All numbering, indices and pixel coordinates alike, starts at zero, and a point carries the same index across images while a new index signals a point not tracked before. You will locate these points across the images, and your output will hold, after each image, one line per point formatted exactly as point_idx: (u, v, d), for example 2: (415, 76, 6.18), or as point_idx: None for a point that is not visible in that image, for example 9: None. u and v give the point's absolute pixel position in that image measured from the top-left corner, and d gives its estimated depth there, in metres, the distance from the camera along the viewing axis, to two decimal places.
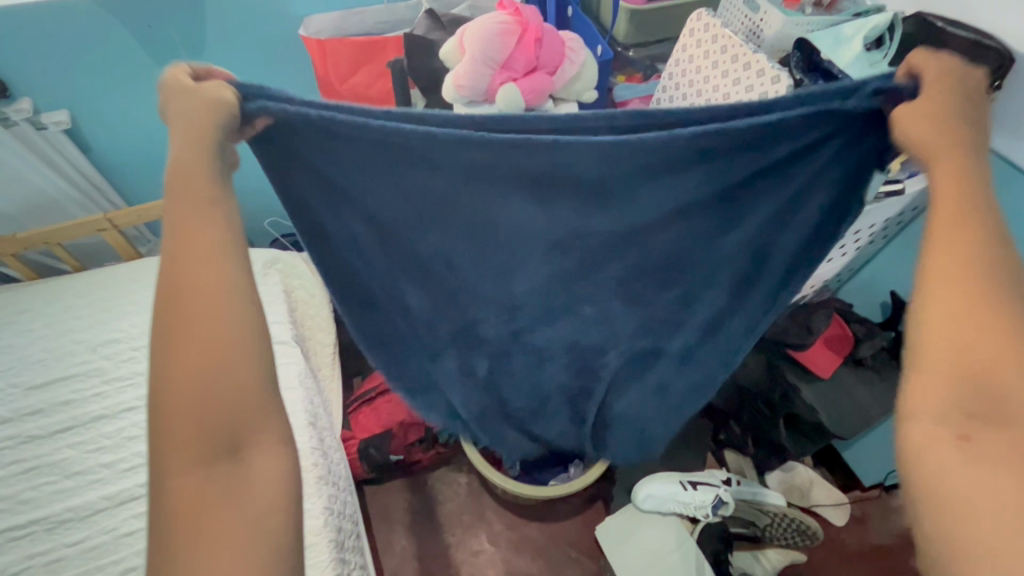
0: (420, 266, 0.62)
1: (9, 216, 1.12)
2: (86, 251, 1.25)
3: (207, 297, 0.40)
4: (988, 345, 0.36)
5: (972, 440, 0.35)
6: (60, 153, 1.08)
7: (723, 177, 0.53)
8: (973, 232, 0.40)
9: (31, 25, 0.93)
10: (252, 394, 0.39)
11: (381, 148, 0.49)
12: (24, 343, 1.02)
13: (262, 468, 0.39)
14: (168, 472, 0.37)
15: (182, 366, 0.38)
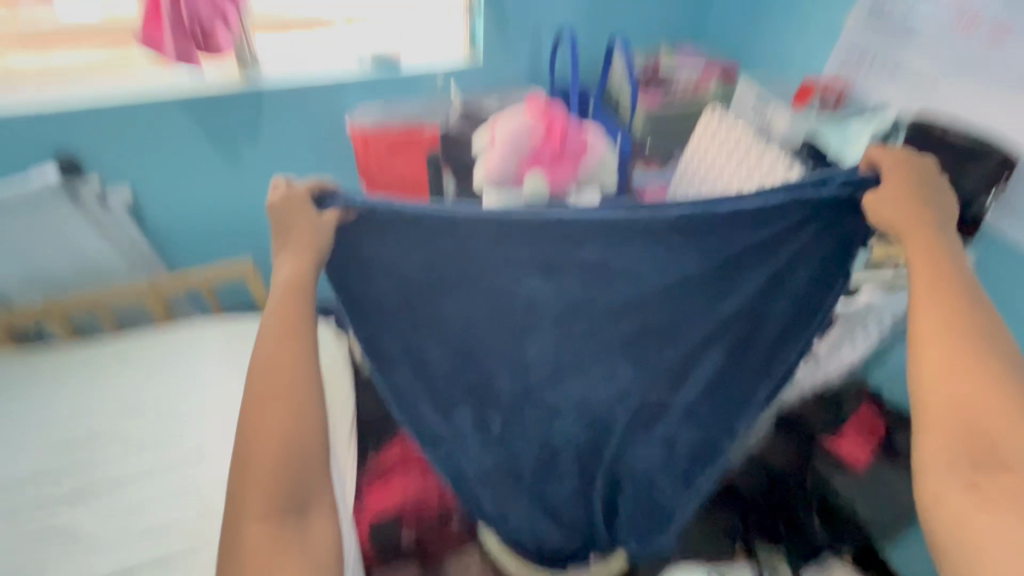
0: (435, 325, 0.68)
1: (61, 281, 1.20)
2: (125, 316, 1.31)
3: (291, 385, 0.52)
4: (977, 400, 0.48)
5: (979, 485, 0.46)
6: (118, 225, 1.17)
7: (715, 255, 0.62)
8: (953, 306, 0.51)
9: (112, 114, 1.05)
10: (317, 466, 0.52)
11: (436, 228, 0.60)
12: (56, 403, 1.05)
13: (318, 526, 0.51)
14: (247, 519, 0.48)
15: (266, 436, 0.50)
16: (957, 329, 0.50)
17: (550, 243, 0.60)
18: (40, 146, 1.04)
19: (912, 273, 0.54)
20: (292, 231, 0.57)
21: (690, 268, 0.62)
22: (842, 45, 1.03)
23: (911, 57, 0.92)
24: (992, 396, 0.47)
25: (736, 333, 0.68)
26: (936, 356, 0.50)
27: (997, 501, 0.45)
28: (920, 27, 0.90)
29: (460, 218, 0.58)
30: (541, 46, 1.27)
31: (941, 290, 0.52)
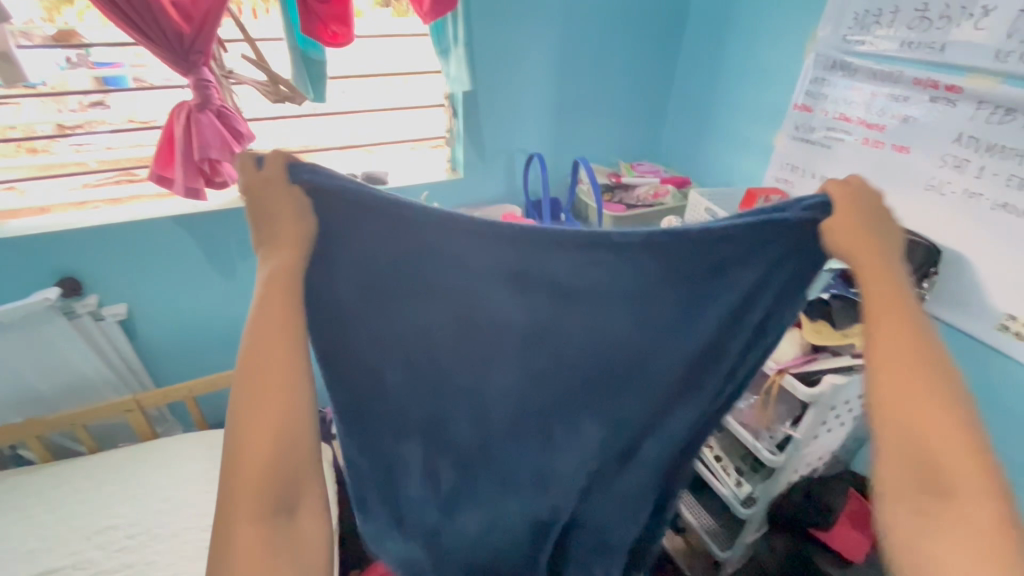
0: (389, 339, 0.56)
1: (45, 398, 1.20)
2: (105, 432, 1.29)
3: (282, 361, 0.45)
4: (941, 432, 0.44)
5: (929, 514, 0.44)
6: (109, 341, 1.20)
7: (676, 276, 0.54)
8: (908, 336, 0.48)
9: (117, 238, 1.12)
10: (310, 466, 0.45)
11: (364, 214, 0.49)
12: (21, 530, 1.00)
13: (309, 531, 0.44)
14: (235, 519, 0.41)
15: (256, 425, 0.43)
16: (912, 358, 0.47)
17: (514, 253, 0.52)
18: (45, 268, 1.10)
19: (869, 298, 0.50)
20: (277, 230, 0.48)
21: (654, 279, 0.54)
22: (776, 162, 1.18)
23: (834, 169, 1.06)
24: (934, 422, 0.45)
25: (692, 354, 0.59)
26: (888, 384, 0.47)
27: (946, 524, 0.43)
28: (835, 146, 1.04)
29: (407, 236, 0.51)
30: (515, 165, 1.42)
31: (894, 318, 0.49)
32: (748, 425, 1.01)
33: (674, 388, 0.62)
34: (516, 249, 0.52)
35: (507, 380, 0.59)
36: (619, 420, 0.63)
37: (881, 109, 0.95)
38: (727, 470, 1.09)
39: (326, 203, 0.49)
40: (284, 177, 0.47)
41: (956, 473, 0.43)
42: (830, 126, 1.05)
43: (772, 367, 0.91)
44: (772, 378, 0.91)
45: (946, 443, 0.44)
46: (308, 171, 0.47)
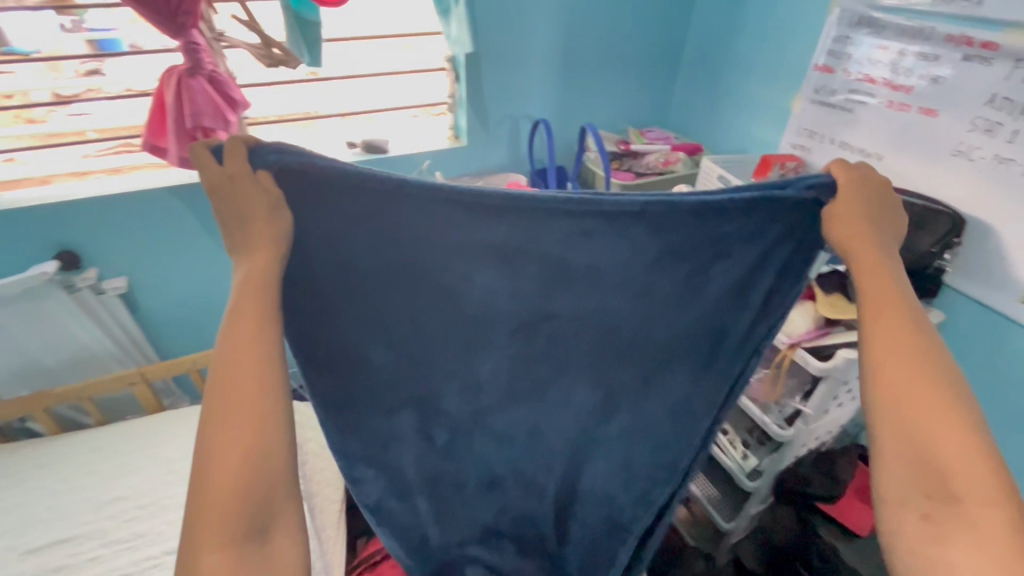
0: (388, 330, 0.55)
1: (51, 371, 1.20)
2: (112, 405, 1.29)
3: (250, 375, 0.43)
4: (943, 431, 0.42)
5: (933, 519, 0.41)
6: (111, 314, 1.19)
7: (675, 256, 0.52)
8: (905, 328, 0.46)
9: (112, 209, 1.09)
10: (283, 486, 0.42)
11: (369, 202, 0.48)
12: (32, 500, 1.01)
13: (282, 554, 0.42)
14: (201, 548, 0.38)
15: (224, 445, 0.41)
16: (911, 353, 0.45)
17: (501, 233, 0.51)
18: (41, 242, 1.08)
19: (863, 289, 0.48)
20: (242, 221, 0.46)
21: (649, 264, 0.52)
22: (793, 128, 1.13)
23: (855, 135, 1.00)
24: (939, 420, 0.42)
25: (695, 340, 0.57)
26: (888, 379, 0.45)
27: (956, 531, 0.40)
28: (856, 109, 0.99)
29: (411, 231, 0.50)
30: (520, 133, 1.37)
31: (892, 312, 0.46)
32: (755, 400, 0.99)
33: (674, 375, 0.59)
34: (504, 227, 0.50)
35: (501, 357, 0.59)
36: (627, 400, 0.61)
37: (909, 69, 0.90)
38: (733, 444, 1.09)
39: (298, 192, 0.48)
40: (247, 160, 0.46)
41: (965, 477, 0.40)
42: (853, 88, 0.99)
43: (783, 341, 0.89)
44: (783, 352, 0.89)
45: (951, 444, 0.41)
46: (273, 152, 0.46)
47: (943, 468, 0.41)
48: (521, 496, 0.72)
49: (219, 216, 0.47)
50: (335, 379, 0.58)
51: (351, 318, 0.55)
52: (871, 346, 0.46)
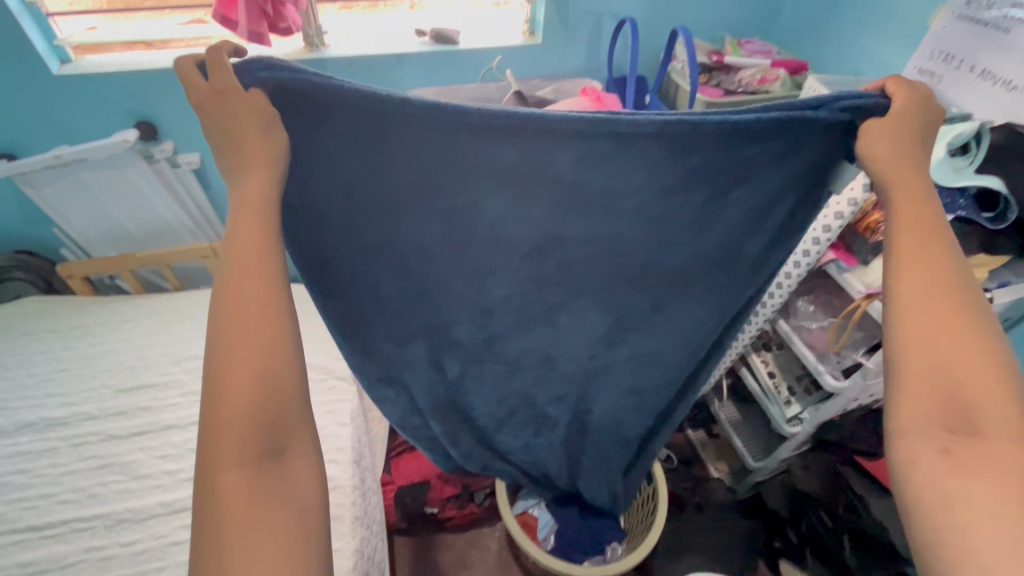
0: (393, 258, 0.53)
1: (134, 237, 1.29)
2: (187, 274, 1.39)
3: (253, 289, 0.41)
4: (971, 361, 0.39)
5: (952, 452, 0.39)
6: (185, 187, 1.24)
7: (699, 187, 0.49)
8: (936, 257, 0.43)
9: (185, 83, 1.10)
10: (297, 403, 0.41)
11: (361, 118, 0.44)
12: (122, 349, 1.14)
13: (299, 473, 0.41)
14: (218, 468, 0.37)
15: (234, 362, 0.39)
16: (942, 282, 0.42)
17: (512, 156, 0.46)
18: (122, 110, 1.11)
19: (898, 214, 0.44)
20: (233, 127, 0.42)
21: (666, 196, 0.49)
22: (925, 48, 0.97)
23: (1002, 62, 0.84)
24: (966, 352, 0.40)
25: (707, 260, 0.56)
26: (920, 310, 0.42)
27: (977, 465, 0.38)
28: (1013, 29, 0.82)
29: (414, 153, 0.45)
30: (602, 34, 1.24)
31: (928, 241, 0.43)
32: (813, 347, 0.96)
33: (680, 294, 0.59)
34: (516, 152, 0.45)
35: (514, 276, 0.56)
36: (634, 326, 0.62)
37: None
38: (778, 388, 1.06)
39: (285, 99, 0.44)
40: (233, 74, 0.41)
41: (989, 408, 0.38)
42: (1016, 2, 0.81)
43: (859, 291, 0.83)
44: (857, 302, 0.83)
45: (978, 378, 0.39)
46: (263, 69, 0.42)
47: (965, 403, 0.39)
48: (556, 407, 0.74)
49: (210, 134, 0.42)
50: (345, 305, 0.58)
51: (345, 232, 0.52)
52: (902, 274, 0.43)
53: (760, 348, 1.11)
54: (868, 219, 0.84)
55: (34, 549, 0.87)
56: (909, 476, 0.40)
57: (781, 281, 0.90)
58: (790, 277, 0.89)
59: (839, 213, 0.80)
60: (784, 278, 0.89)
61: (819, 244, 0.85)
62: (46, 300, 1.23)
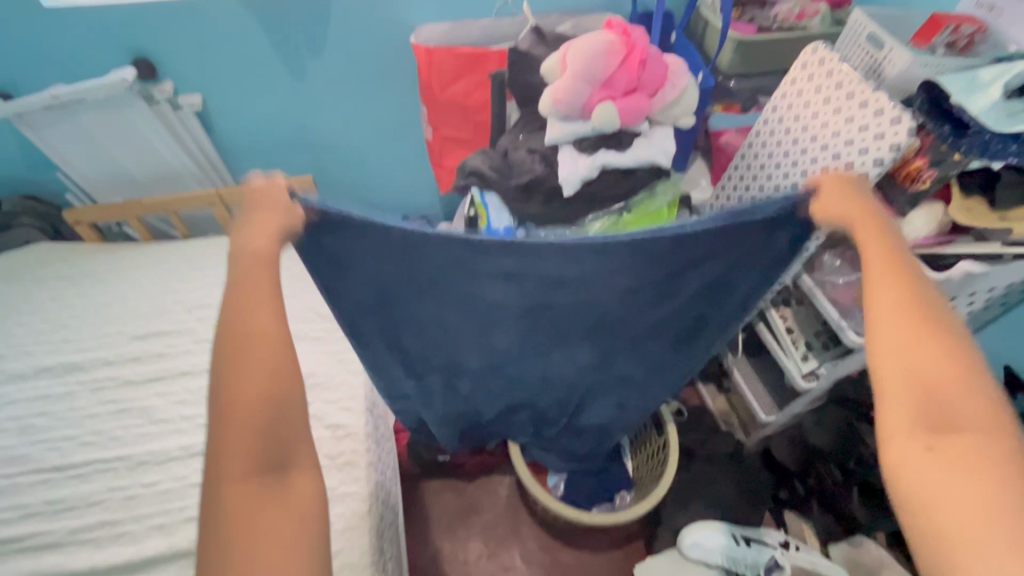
0: (417, 323, 0.66)
1: (139, 182, 1.26)
2: (195, 222, 1.37)
3: (268, 329, 0.46)
4: (943, 364, 0.43)
5: (937, 448, 0.40)
6: (187, 130, 1.20)
7: (656, 273, 0.60)
8: (905, 279, 0.47)
9: (182, 17, 1.04)
10: (299, 425, 0.45)
11: (388, 243, 0.55)
12: (133, 296, 1.13)
13: (298, 489, 0.44)
14: (224, 480, 0.41)
15: (241, 387, 0.43)
16: (912, 299, 0.46)
17: (507, 263, 0.56)
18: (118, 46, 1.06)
19: (864, 251, 0.50)
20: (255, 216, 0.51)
21: (631, 276, 0.59)
22: None
23: None
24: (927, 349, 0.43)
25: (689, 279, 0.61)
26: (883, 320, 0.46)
27: (960, 458, 0.39)
28: None
29: (427, 251, 0.55)
30: None
31: (895, 266, 0.48)
32: (837, 302, 0.92)
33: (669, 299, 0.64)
34: (513, 261, 0.56)
35: (514, 306, 0.61)
36: (617, 360, 0.73)
37: None
38: (795, 344, 1.04)
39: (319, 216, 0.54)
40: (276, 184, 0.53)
41: (960, 403, 0.41)
42: None
43: None
44: None
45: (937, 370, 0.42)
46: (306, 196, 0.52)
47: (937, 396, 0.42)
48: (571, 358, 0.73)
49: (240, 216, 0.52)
50: (381, 351, 0.71)
51: (368, 269, 0.58)
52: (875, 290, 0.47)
53: (780, 303, 1.07)
54: (908, 167, 0.79)
55: (60, 488, 0.89)
56: (899, 477, 0.41)
57: (804, 239, 0.87)
58: (819, 229, 0.84)
59: (877, 161, 0.75)
60: (812, 230, 0.85)
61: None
62: (55, 246, 1.22)
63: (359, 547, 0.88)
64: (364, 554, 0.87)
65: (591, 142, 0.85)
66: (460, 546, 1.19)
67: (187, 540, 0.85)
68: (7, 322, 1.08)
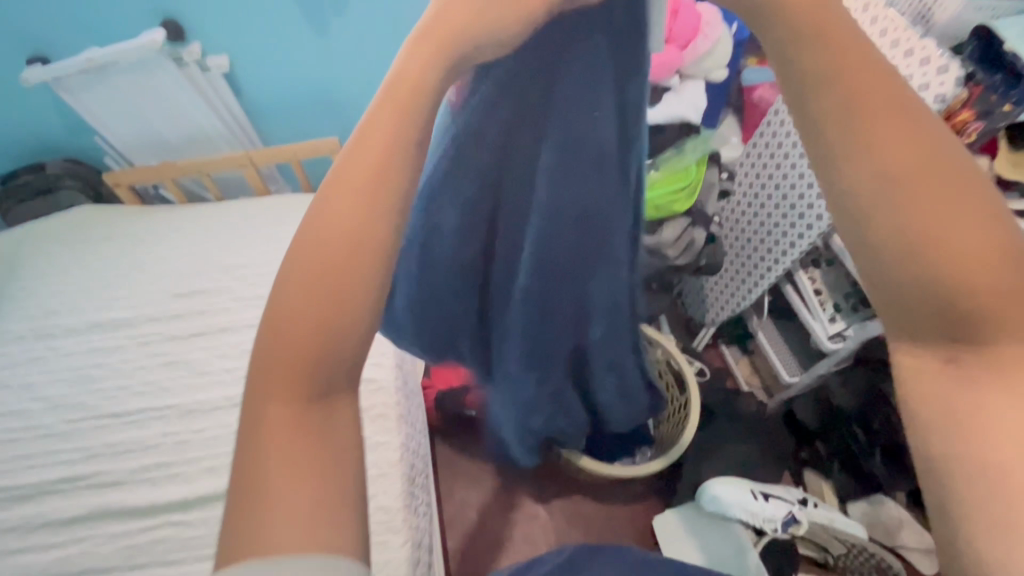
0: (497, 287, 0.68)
1: (173, 146, 1.29)
2: (226, 184, 1.40)
3: (354, 193, 0.33)
4: (972, 239, 0.28)
5: (960, 363, 0.29)
6: (216, 92, 1.21)
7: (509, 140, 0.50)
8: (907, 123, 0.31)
9: None
10: (342, 363, 0.33)
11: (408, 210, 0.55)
12: (173, 256, 1.18)
13: (340, 436, 0.33)
14: (262, 405, 0.32)
15: (304, 282, 0.32)
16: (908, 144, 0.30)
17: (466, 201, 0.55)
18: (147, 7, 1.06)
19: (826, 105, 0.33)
20: None
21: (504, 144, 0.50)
22: None
23: None
24: (970, 241, 0.28)
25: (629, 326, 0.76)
26: (904, 220, 0.29)
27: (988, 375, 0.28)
28: None
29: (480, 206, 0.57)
30: None
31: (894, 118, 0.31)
32: None
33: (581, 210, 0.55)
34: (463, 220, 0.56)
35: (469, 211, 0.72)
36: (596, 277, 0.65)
37: None
38: (823, 305, 1.03)
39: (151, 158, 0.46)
40: None
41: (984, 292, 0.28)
42: None
43: None
44: None
45: (981, 266, 0.28)
46: None
47: (979, 313, 0.28)
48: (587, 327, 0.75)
49: None
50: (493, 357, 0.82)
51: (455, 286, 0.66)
52: (859, 160, 0.30)
53: (809, 264, 1.06)
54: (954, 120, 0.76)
55: (117, 432, 0.96)
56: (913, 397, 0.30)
57: None
58: None
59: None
60: None
61: None
62: (95, 208, 1.26)
63: (392, 492, 0.94)
64: (396, 498, 0.93)
65: None
66: (486, 496, 1.25)
67: None
68: (60, 281, 1.15)
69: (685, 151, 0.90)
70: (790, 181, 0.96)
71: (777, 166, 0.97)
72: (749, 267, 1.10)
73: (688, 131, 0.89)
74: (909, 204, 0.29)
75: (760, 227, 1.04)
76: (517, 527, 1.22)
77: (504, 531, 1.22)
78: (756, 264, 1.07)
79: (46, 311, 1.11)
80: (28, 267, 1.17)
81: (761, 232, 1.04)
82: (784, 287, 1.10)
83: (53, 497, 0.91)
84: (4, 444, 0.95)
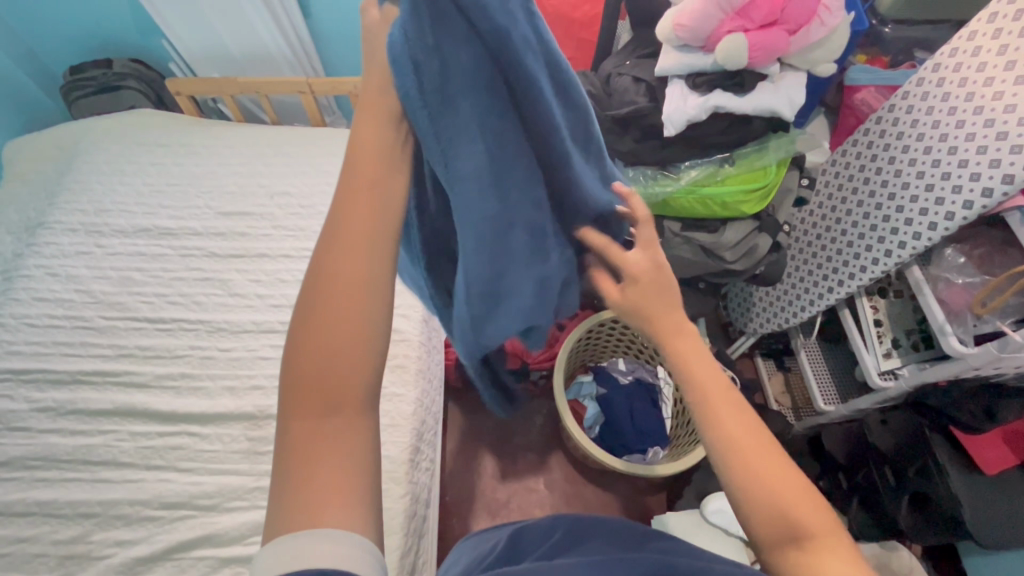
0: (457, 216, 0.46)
1: (234, 60, 1.23)
2: (284, 108, 1.36)
3: (337, 429, 0.38)
4: (774, 463, 0.45)
5: (804, 545, 0.43)
6: (285, 10, 1.13)
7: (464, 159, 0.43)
8: (719, 386, 0.49)
9: None
10: (353, 471, 0.38)
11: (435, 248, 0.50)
12: (222, 172, 1.18)
13: (327, 494, 0.37)
14: (292, 477, 0.37)
15: (315, 445, 0.38)
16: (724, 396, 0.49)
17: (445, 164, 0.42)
18: None
19: (721, 421, 0.48)
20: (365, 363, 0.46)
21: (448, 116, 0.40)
22: None
23: None
24: (772, 462, 0.45)
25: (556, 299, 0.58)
26: (739, 462, 0.46)
27: (820, 548, 0.42)
28: None
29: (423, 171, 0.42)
30: None
31: (730, 398, 0.49)
32: (946, 303, 0.82)
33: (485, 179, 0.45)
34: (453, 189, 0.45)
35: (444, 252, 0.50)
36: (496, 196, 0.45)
37: None
38: (880, 339, 0.95)
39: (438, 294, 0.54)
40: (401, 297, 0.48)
41: (812, 517, 0.43)
42: None
43: None
44: None
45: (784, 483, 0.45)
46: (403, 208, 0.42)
47: (776, 487, 0.44)
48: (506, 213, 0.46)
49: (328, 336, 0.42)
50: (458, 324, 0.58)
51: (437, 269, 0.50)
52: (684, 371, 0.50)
53: (875, 292, 0.97)
54: None
55: (150, 337, 0.99)
56: None
57: (940, 223, 0.78)
58: (954, 218, 0.76)
59: None
60: (944, 219, 0.77)
61: (1011, 184, 0.69)
62: (158, 113, 1.26)
63: (398, 443, 0.94)
64: (403, 448, 0.95)
65: (707, 80, 0.76)
66: (490, 460, 1.26)
67: (252, 405, 0.93)
68: (111, 180, 1.16)
69: (767, 148, 0.83)
70: (878, 202, 0.87)
71: (868, 181, 0.89)
72: (810, 282, 1.02)
73: (776, 127, 0.81)
74: (737, 429, 0.47)
75: (831, 243, 0.97)
76: (514, 497, 1.22)
77: (499, 499, 1.22)
78: (819, 281, 1.00)
79: (98, 208, 1.13)
80: (85, 161, 1.18)
81: (830, 250, 0.97)
82: (842, 311, 1.02)
83: (83, 387, 0.94)
84: (45, 328, 0.99)
